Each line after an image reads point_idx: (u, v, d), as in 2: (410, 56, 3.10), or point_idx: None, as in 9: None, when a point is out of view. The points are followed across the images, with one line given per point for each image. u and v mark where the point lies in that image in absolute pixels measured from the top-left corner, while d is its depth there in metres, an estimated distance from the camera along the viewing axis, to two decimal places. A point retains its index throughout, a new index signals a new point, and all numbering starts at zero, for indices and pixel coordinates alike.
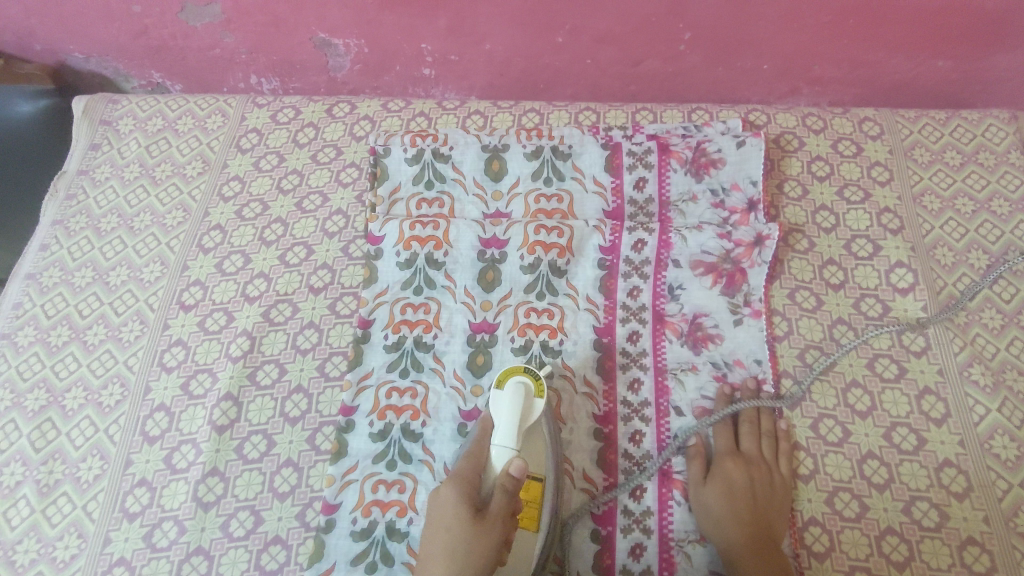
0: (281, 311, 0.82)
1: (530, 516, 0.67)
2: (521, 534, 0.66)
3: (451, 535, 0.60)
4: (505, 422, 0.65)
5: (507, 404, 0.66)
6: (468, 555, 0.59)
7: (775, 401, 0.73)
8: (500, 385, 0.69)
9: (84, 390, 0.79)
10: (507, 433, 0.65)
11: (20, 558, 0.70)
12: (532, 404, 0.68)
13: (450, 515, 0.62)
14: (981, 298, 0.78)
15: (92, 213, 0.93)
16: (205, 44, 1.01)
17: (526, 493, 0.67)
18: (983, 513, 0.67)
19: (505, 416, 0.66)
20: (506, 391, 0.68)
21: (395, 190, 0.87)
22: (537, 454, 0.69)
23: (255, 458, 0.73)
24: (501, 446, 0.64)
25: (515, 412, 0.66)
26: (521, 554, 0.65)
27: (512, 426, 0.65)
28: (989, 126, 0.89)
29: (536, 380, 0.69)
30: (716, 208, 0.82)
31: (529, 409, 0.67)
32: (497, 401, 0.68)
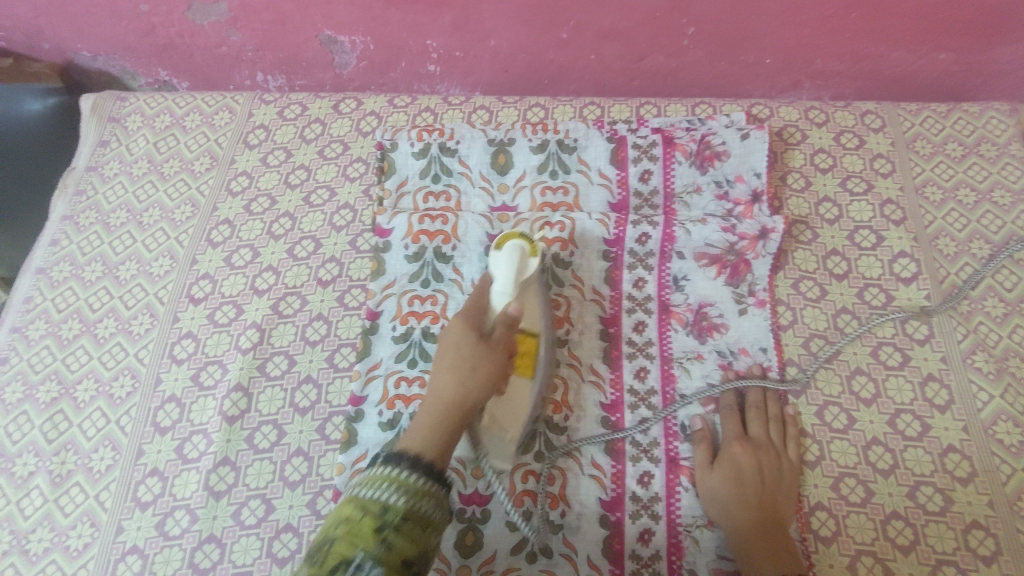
0: (290, 303, 0.83)
1: (526, 362, 0.71)
2: (517, 380, 0.70)
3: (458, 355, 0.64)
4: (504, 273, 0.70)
5: (506, 263, 0.71)
6: (476, 365, 0.63)
7: (779, 383, 0.74)
8: (498, 248, 0.74)
9: (95, 382, 0.80)
10: (506, 284, 0.70)
11: (33, 547, 0.71)
12: (526, 262, 0.73)
13: (456, 340, 0.65)
14: (984, 287, 0.79)
15: (101, 208, 0.94)
16: (212, 42, 1.02)
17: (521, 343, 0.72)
18: (988, 497, 0.68)
19: (504, 273, 0.70)
20: (503, 252, 0.72)
21: (402, 184, 0.88)
22: (529, 308, 0.74)
23: (265, 447, 0.74)
24: (501, 293, 0.69)
25: (512, 265, 0.71)
26: (517, 396, 0.70)
27: (510, 275, 0.70)
28: (990, 118, 0.90)
29: (530, 243, 0.74)
30: (720, 200, 0.83)
31: (525, 267, 0.72)
32: (495, 261, 0.72)
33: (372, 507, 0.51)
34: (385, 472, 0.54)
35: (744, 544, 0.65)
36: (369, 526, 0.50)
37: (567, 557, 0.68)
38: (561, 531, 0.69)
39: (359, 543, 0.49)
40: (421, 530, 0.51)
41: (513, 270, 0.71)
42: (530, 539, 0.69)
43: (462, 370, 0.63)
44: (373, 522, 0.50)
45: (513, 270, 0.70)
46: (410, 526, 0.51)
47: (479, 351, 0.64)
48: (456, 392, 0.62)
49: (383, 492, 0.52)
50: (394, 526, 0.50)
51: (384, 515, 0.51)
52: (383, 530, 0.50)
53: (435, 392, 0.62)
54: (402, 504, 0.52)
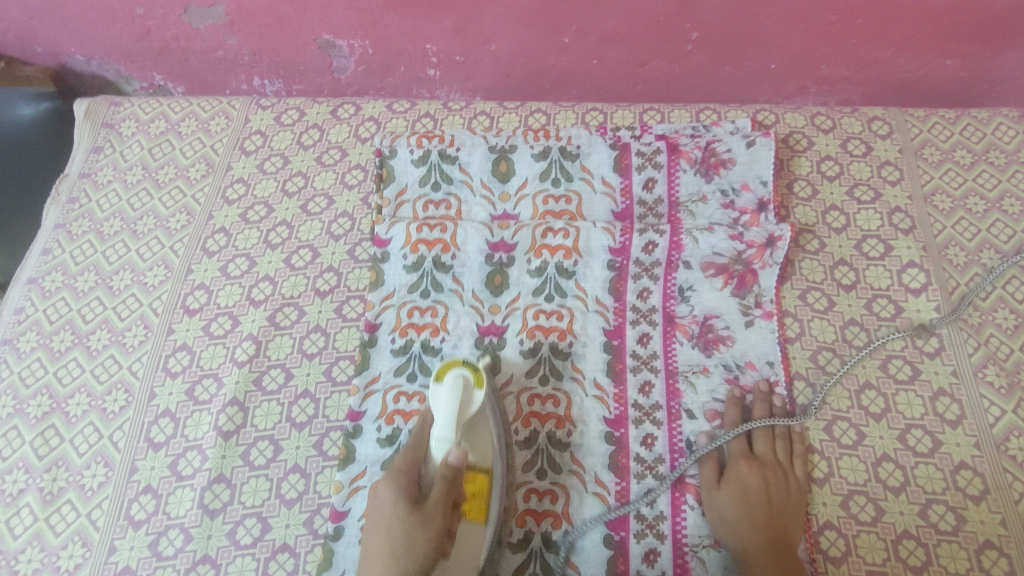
0: (287, 315, 0.81)
1: (476, 508, 0.65)
2: (468, 531, 0.64)
3: (391, 537, 0.59)
4: (443, 414, 0.65)
5: (447, 398, 0.66)
6: (409, 551, 0.58)
7: (789, 420, 0.71)
8: (438, 378, 0.69)
9: (87, 396, 0.78)
10: (446, 427, 0.64)
11: (23, 567, 0.69)
12: (471, 395, 0.67)
13: (387, 516, 0.60)
14: (995, 298, 0.78)
15: (95, 216, 0.92)
16: (207, 45, 1.01)
17: (470, 485, 0.66)
18: (1001, 516, 0.66)
19: (444, 410, 0.65)
20: (444, 385, 0.67)
21: (402, 191, 0.86)
22: (478, 445, 0.68)
23: (261, 464, 0.72)
24: (440, 439, 0.64)
25: (455, 401, 0.66)
26: (469, 550, 0.63)
27: (450, 417, 0.65)
28: (999, 124, 0.88)
29: (475, 372, 0.69)
30: (726, 208, 0.81)
31: (469, 398, 0.67)
32: (436, 395, 0.67)
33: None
34: None
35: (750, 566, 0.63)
36: None
37: None
38: (564, 551, 0.68)
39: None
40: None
41: (455, 406, 0.66)
42: (533, 560, 0.68)
43: (396, 559, 0.57)
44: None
45: (455, 411, 0.65)
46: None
47: (413, 527, 0.59)
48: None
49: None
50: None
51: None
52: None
53: None
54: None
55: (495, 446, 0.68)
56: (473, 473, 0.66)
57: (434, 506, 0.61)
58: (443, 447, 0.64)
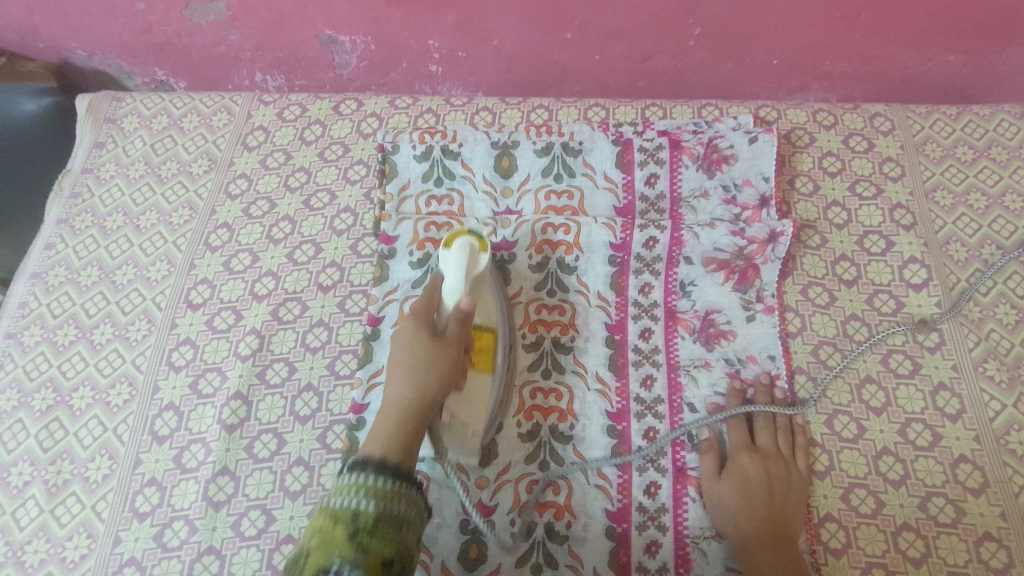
0: (290, 309, 0.82)
1: (484, 359, 0.71)
2: (477, 377, 0.70)
3: (411, 361, 0.63)
4: (452, 269, 0.69)
5: (455, 259, 0.70)
6: (430, 370, 0.62)
7: (789, 410, 0.72)
8: (447, 245, 0.72)
9: (92, 389, 0.79)
10: (456, 282, 0.69)
11: (29, 559, 0.70)
12: (477, 258, 0.71)
13: (408, 347, 0.64)
14: (995, 294, 0.78)
15: (98, 211, 0.92)
16: (209, 41, 1.01)
17: (478, 341, 0.71)
18: (1000, 509, 0.67)
19: (453, 270, 0.69)
20: (452, 250, 0.71)
21: (405, 187, 0.86)
22: (483, 306, 0.74)
23: (265, 457, 0.73)
24: (451, 290, 0.68)
25: (464, 260, 0.70)
26: (478, 395, 0.69)
27: (460, 272, 0.69)
28: (1001, 121, 0.88)
29: (480, 239, 0.73)
30: (728, 204, 0.82)
31: (475, 263, 0.71)
32: (444, 257, 0.71)
33: (343, 514, 0.51)
34: (354, 478, 0.53)
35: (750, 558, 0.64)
36: (342, 535, 0.49)
37: (573, 568, 0.67)
38: (567, 542, 0.68)
39: (332, 551, 0.49)
40: (399, 531, 0.52)
41: (463, 266, 0.69)
42: (536, 550, 0.68)
43: (418, 371, 0.62)
44: (345, 530, 0.50)
45: (464, 268, 0.69)
46: (384, 529, 0.50)
47: (433, 353, 0.63)
48: (412, 398, 0.61)
49: (353, 498, 0.52)
50: (368, 532, 0.50)
51: (356, 520, 0.50)
52: (357, 536, 0.49)
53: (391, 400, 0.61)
54: (373, 508, 0.51)
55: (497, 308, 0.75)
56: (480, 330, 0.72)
57: (451, 338, 0.65)
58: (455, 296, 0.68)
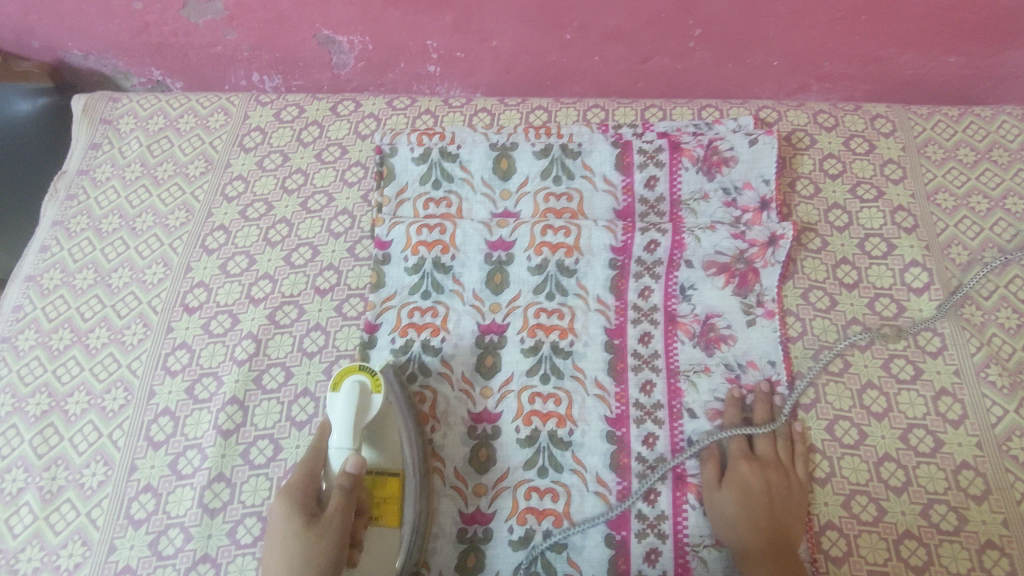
0: (287, 313, 0.81)
1: (388, 514, 0.68)
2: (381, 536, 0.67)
3: (287, 542, 0.60)
4: (338, 426, 0.67)
5: (343, 408, 0.68)
6: (307, 552, 0.60)
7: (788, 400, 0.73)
8: (335, 391, 0.70)
9: (86, 394, 0.78)
10: (344, 439, 0.67)
11: (23, 567, 0.69)
12: (369, 400, 0.69)
13: (284, 530, 0.61)
14: (997, 298, 0.77)
15: (93, 213, 0.92)
16: (206, 41, 1.00)
17: (382, 494, 0.68)
18: (1002, 516, 0.66)
19: (341, 423, 0.68)
20: (339, 393, 0.69)
21: (402, 190, 0.86)
22: (384, 447, 0.71)
23: (261, 463, 0.72)
24: (338, 447, 0.67)
25: (353, 412, 0.68)
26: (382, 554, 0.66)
27: (347, 424, 0.68)
28: (1003, 122, 0.88)
29: (372, 379, 0.71)
30: (728, 207, 0.81)
31: (366, 407, 0.69)
32: (332, 408, 0.69)
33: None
34: None
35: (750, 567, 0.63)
36: None
37: None
38: (566, 550, 0.68)
39: None
40: None
41: (352, 414, 0.68)
42: (535, 558, 0.68)
43: (293, 566, 0.59)
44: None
45: (352, 420, 0.68)
46: None
47: (309, 535, 0.60)
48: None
49: None
50: None
51: None
52: None
53: None
54: None
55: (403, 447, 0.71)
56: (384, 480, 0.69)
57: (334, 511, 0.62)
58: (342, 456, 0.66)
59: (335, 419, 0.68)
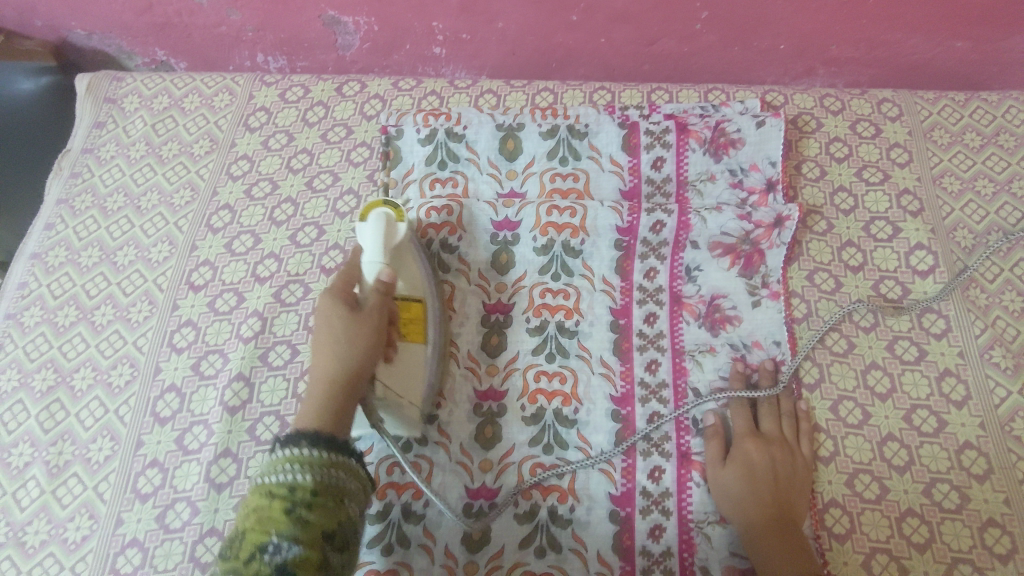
0: (293, 291, 0.81)
1: (415, 329, 0.71)
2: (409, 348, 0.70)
3: (331, 326, 0.61)
4: (370, 245, 0.69)
5: (373, 232, 0.70)
6: (354, 335, 0.60)
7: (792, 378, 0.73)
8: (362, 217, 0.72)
9: (93, 370, 0.78)
10: (376, 253, 0.69)
11: (30, 539, 0.69)
12: (395, 228, 0.72)
13: (327, 319, 0.61)
14: (1002, 281, 0.78)
15: (98, 191, 0.92)
16: (210, 21, 1.00)
17: (407, 311, 0.71)
18: (1005, 495, 0.67)
19: (372, 243, 0.69)
20: (368, 222, 0.71)
21: (408, 172, 0.86)
22: (407, 272, 0.73)
23: (268, 439, 0.72)
24: (371, 261, 0.68)
25: (382, 233, 0.70)
26: (412, 363, 0.70)
27: (378, 244, 0.69)
28: (1009, 107, 0.88)
29: (395, 210, 0.74)
30: (734, 188, 0.81)
31: (394, 231, 0.71)
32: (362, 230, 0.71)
33: (279, 490, 0.49)
34: (288, 453, 0.51)
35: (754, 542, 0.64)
36: (279, 509, 0.48)
37: (576, 551, 0.67)
38: (570, 525, 0.68)
39: (269, 527, 0.48)
40: (337, 502, 0.51)
41: (381, 236, 0.70)
42: (539, 533, 0.68)
43: (343, 345, 0.60)
44: (283, 501, 0.49)
45: (381, 241, 0.69)
46: (322, 500, 0.50)
47: (355, 322, 0.61)
48: (342, 356, 0.59)
49: (287, 474, 0.50)
50: (305, 503, 0.49)
51: (293, 494, 0.49)
52: (295, 510, 0.48)
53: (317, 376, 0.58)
54: (310, 481, 0.50)
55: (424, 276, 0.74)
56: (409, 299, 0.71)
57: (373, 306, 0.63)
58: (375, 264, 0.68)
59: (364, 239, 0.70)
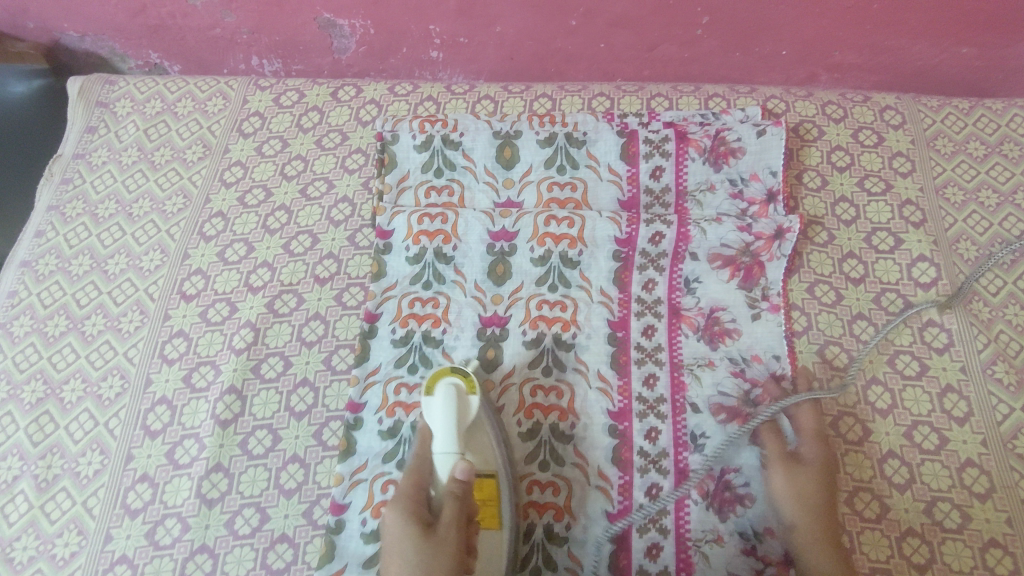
0: (286, 302, 0.80)
1: (489, 513, 0.65)
2: (485, 537, 0.64)
3: (404, 554, 0.58)
4: (440, 430, 0.64)
5: (443, 410, 0.65)
6: (430, 571, 0.57)
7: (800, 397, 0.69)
8: (430, 391, 0.68)
9: (82, 382, 0.77)
10: (448, 442, 0.63)
11: (18, 555, 0.68)
12: (466, 400, 0.67)
13: (400, 546, 0.59)
14: (1005, 294, 0.77)
15: (89, 198, 0.90)
16: (204, 23, 0.98)
17: (481, 495, 0.65)
18: (1007, 515, 0.66)
19: (442, 426, 0.64)
20: (435, 397, 0.67)
21: (403, 178, 0.85)
22: (480, 450, 0.67)
23: (260, 453, 0.71)
24: (444, 452, 0.63)
25: (452, 411, 0.65)
26: (489, 555, 0.64)
27: (450, 429, 0.64)
28: (1014, 116, 0.86)
29: (464, 378, 0.69)
30: (734, 199, 0.80)
31: (465, 406, 0.66)
32: (429, 408, 0.66)
33: None
34: None
35: (809, 553, 0.63)
36: None
37: (572, 570, 0.67)
38: (566, 543, 0.67)
39: None
40: None
41: (452, 420, 0.64)
42: (535, 552, 0.67)
43: None
44: None
45: (453, 422, 0.64)
46: None
47: (428, 552, 0.58)
48: None
49: None
50: None
51: None
52: None
53: None
54: None
55: (496, 448, 0.67)
56: (482, 479, 0.65)
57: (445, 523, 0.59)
58: (444, 461, 0.63)
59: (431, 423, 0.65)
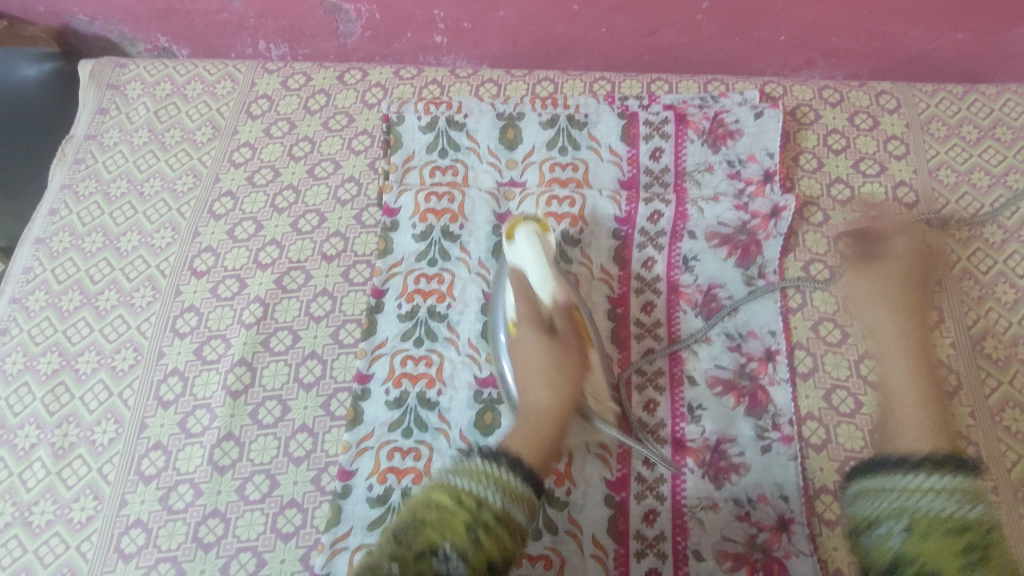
0: (294, 278, 0.82)
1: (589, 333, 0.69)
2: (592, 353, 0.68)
3: (537, 358, 0.65)
4: (533, 264, 0.70)
5: (531, 249, 0.71)
6: (561, 369, 0.64)
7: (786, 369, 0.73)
8: (510, 238, 0.73)
9: (97, 354, 0.79)
10: (543, 270, 0.70)
11: (36, 519, 0.71)
12: (546, 241, 0.73)
13: (531, 354, 0.66)
14: (995, 273, 0.78)
15: (101, 177, 0.92)
16: (212, 7, 1.00)
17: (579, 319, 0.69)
18: (992, 484, 0.68)
19: (534, 260, 0.70)
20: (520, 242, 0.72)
21: (409, 158, 0.87)
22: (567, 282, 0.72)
23: (270, 423, 0.74)
24: (542, 280, 0.70)
25: (538, 247, 0.71)
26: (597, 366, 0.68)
27: (543, 261, 0.70)
28: (1007, 100, 0.88)
29: (539, 224, 0.74)
30: (732, 178, 0.82)
31: (546, 244, 0.72)
32: (515, 253, 0.72)
33: (467, 500, 0.51)
34: (483, 467, 0.53)
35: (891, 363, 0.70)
36: (460, 521, 0.50)
37: (572, 534, 0.68)
38: (567, 508, 0.69)
39: (446, 534, 0.49)
40: (512, 539, 0.51)
41: (541, 254, 0.71)
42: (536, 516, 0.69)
43: (552, 380, 0.63)
44: (464, 519, 0.50)
45: (542, 256, 0.71)
46: (501, 529, 0.50)
47: (554, 355, 0.65)
48: (556, 399, 0.62)
49: (479, 487, 0.52)
50: (484, 524, 0.50)
51: (479, 511, 0.50)
52: (474, 525, 0.49)
53: (533, 407, 0.62)
54: (497, 504, 0.51)
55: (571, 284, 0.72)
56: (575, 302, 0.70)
57: (565, 336, 0.67)
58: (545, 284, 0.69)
59: (518, 264, 0.71)
